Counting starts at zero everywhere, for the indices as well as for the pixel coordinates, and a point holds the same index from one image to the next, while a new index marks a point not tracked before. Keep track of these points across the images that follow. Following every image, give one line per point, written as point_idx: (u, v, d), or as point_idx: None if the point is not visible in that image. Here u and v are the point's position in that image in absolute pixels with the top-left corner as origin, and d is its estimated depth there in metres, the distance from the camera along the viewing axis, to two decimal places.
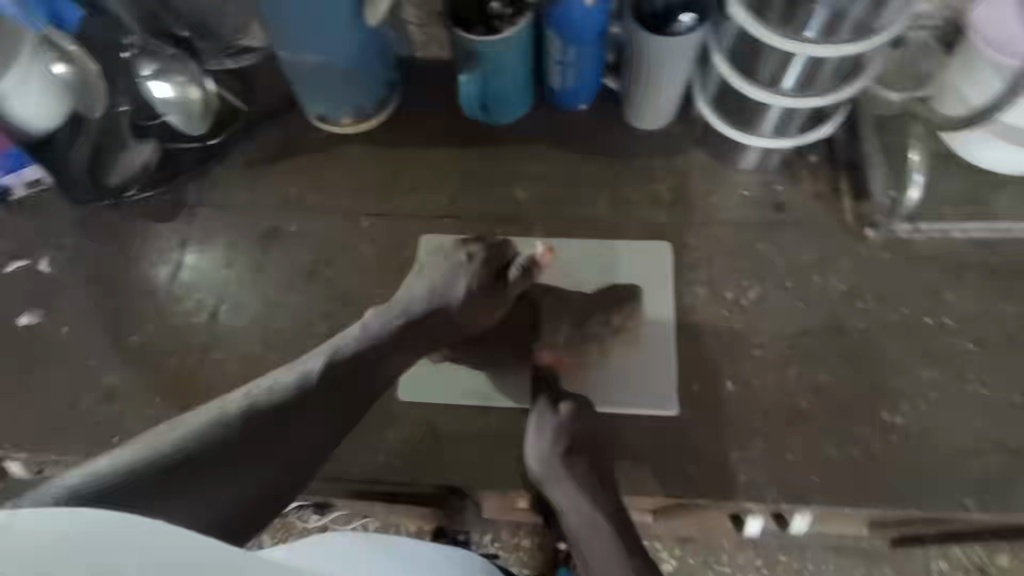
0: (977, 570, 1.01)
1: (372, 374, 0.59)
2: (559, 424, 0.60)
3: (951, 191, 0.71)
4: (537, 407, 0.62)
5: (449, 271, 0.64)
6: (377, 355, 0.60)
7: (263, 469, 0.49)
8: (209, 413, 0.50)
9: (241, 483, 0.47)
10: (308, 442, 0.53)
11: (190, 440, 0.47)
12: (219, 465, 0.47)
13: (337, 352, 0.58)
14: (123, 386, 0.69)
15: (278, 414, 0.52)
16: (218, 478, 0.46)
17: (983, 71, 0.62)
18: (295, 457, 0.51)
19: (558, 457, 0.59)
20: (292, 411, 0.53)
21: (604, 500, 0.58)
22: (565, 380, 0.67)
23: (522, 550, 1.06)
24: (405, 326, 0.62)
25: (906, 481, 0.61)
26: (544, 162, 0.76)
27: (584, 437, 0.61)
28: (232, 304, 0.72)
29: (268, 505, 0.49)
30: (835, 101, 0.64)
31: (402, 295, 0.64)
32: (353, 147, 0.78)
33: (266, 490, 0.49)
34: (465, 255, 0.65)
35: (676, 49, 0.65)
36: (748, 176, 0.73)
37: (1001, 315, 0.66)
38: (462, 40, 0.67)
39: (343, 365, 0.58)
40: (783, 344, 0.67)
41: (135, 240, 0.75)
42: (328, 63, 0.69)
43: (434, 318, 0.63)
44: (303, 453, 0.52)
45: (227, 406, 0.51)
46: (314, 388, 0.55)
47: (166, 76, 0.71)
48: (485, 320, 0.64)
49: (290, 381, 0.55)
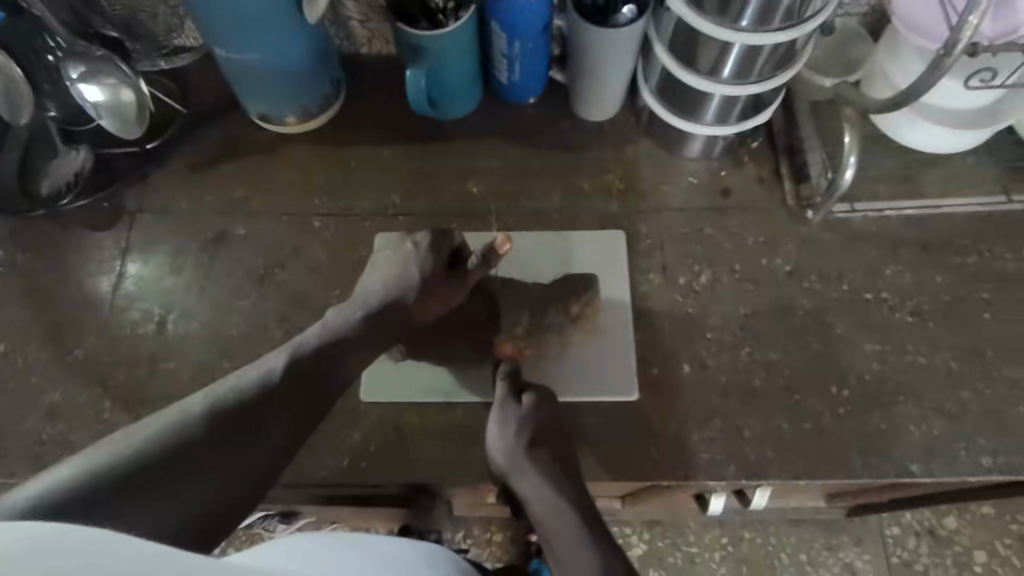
0: (927, 533, 1.06)
1: (334, 369, 0.58)
2: (523, 415, 0.61)
3: (885, 171, 0.74)
4: (500, 400, 0.62)
5: (404, 263, 0.64)
6: (337, 352, 0.58)
7: (220, 474, 0.47)
8: (172, 414, 0.49)
9: (196, 490, 0.46)
10: (273, 443, 0.51)
11: (149, 445, 0.46)
12: (179, 471, 0.46)
13: (299, 348, 0.57)
14: (68, 403, 0.66)
15: (241, 413, 0.51)
16: (176, 486, 0.46)
17: (908, 56, 0.67)
18: (259, 459, 0.50)
19: (522, 448, 0.59)
20: (255, 410, 0.51)
21: (569, 489, 0.59)
22: (526, 371, 0.67)
23: (495, 545, 1.06)
24: (363, 321, 0.61)
25: (855, 451, 0.63)
26: (495, 156, 0.76)
27: (548, 427, 0.61)
28: (180, 313, 0.70)
29: (228, 511, 0.47)
30: (772, 87, 0.66)
31: (361, 293, 0.64)
32: (301, 146, 0.77)
33: (226, 495, 0.47)
34: (414, 245, 0.65)
35: (618, 41, 0.66)
36: (695, 164, 0.75)
37: (935, 287, 0.70)
38: (404, 35, 0.66)
39: (307, 361, 0.56)
40: (735, 325, 0.69)
41: (73, 250, 0.72)
42: (268, 61, 0.68)
43: (391, 312, 0.62)
44: (268, 453, 0.50)
45: (187, 408, 0.49)
46: (277, 386, 0.54)
47: (94, 78, 0.65)
48: (441, 307, 0.65)
49: (252, 380, 0.53)
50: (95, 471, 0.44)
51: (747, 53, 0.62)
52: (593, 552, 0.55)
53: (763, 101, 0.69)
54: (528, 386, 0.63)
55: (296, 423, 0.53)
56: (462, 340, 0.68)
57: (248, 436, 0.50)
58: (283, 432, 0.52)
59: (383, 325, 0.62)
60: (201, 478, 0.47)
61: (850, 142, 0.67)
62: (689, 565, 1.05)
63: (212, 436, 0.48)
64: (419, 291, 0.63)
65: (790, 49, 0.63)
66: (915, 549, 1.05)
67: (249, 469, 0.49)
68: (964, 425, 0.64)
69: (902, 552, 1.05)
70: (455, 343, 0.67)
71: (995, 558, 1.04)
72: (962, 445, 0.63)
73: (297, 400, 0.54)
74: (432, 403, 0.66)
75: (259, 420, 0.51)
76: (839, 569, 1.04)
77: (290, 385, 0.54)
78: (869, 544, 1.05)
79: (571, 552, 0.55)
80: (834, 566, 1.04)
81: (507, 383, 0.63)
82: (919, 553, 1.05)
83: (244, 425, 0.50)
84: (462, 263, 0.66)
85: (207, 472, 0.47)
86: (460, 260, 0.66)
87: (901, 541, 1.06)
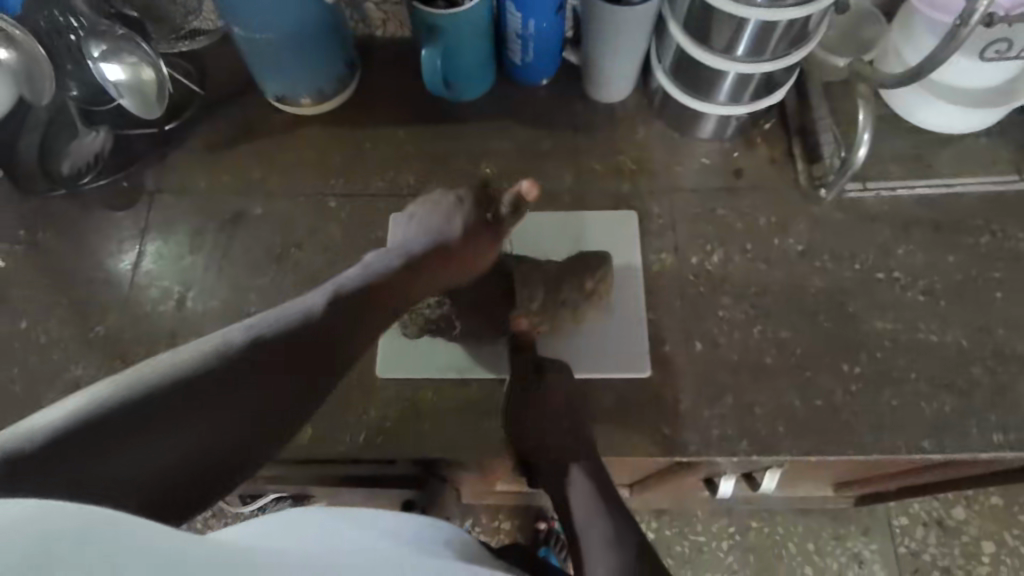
0: (935, 523, 1.06)
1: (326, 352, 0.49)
2: (539, 393, 0.64)
3: (897, 152, 0.74)
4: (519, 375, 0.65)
5: (444, 227, 0.61)
6: (336, 330, 0.50)
7: (200, 447, 0.41)
8: (170, 362, 0.42)
9: (173, 462, 0.40)
10: (256, 420, 0.44)
11: (108, 411, 0.39)
12: (147, 440, 0.39)
13: (288, 322, 0.49)
14: (90, 378, 0.67)
15: (212, 383, 0.43)
16: (155, 456, 0.39)
17: (921, 33, 0.67)
18: (231, 441, 0.43)
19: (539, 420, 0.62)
20: (226, 385, 0.43)
21: (583, 459, 0.62)
22: (541, 347, 0.69)
23: (503, 533, 1.07)
24: (384, 282, 0.56)
25: (867, 428, 0.64)
26: (507, 137, 0.77)
27: (559, 402, 0.64)
28: (199, 290, 0.71)
29: (200, 484, 0.42)
30: (786, 65, 0.66)
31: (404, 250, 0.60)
32: (315, 127, 0.78)
33: (200, 465, 0.41)
34: (450, 200, 0.63)
35: (632, 20, 0.67)
36: (707, 146, 0.76)
37: (947, 267, 0.70)
38: (420, 14, 0.67)
39: (296, 335, 0.48)
40: (746, 304, 0.69)
41: (93, 229, 0.73)
42: (284, 41, 0.68)
43: (426, 269, 0.59)
44: (247, 427, 0.43)
45: (188, 360, 0.43)
46: (241, 369, 0.44)
47: (116, 56, 0.65)
48: (486, 254, 0.63)
49: (218, 351, 0.44)
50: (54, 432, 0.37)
51: (762, 31, 0.62)
52: (609, 520, 0.58)
53: (776, 82, 0.69)
54: (543, 369, 0.65)
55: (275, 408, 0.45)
56: (476, 313, 0.67)
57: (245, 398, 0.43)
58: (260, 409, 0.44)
59: (415, 287, 0.59)
60: (172, 445, 0.40)
61: (864, 119, 0.66)
62: (697, 554, 1.06)
63: (200, 398, 0.42)
64: (460, 240, 0.61)
65: (805, 27, 0.63)
66: (923, 539, 1.05)
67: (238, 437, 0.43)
68: (975, 402, 0.64)
69: (911, 542, 1.05)
70: (466, 321, 0.67)
71: (1004, 548, 1.04)
72: (974, 422, 0.64)
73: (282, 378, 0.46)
74: (445, 378, 0.67)
75: (234, 391, 0.43)
76: (847, 558, 1.05)
77: (270, 355, 0.46)
78: (878, 534, 1.06)
79: (587, 521, 0.59)
80: (841, 555, 1.05)
81: (527, 361, 0.66)
82: (927, 543, 1.05)
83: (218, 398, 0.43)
84: (503, 231, 0.63)
85: (169, 439, 0.40)
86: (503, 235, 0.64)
87: (909, 531, 1.06)
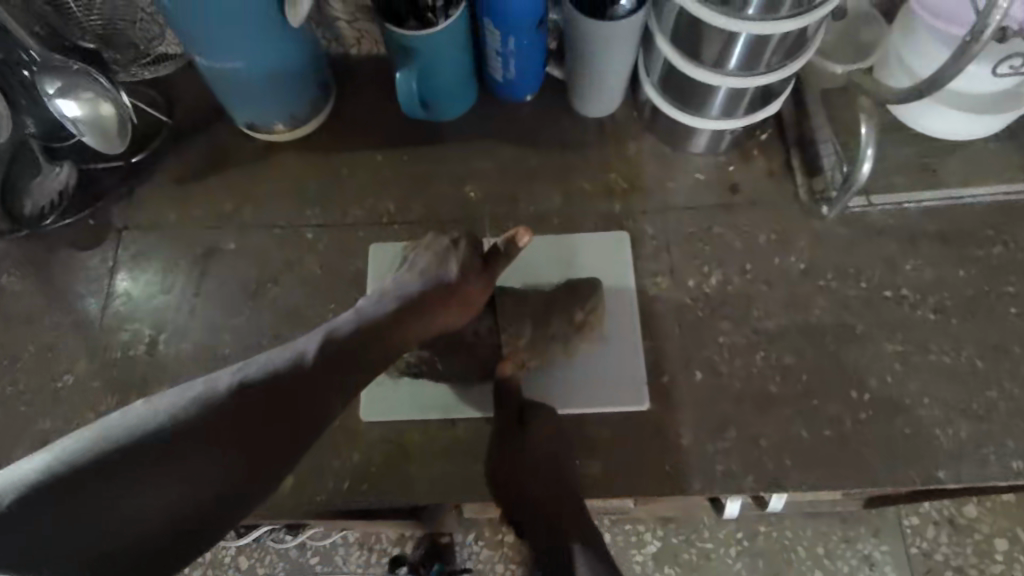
0: (947, 522, 1.02)
1: (310, 400, 0.48)
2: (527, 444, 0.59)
3: (903, 160, 0.71)
4: (504, 416, 0.61)
5: (437, 267, 0.59)
6: (322, 380, 0.49)
7: (170, 501, 0.41)
8: (139, 415, 0.43)
9: (141, 516, 0.40)
10: (226, 469, 0.43)
11: (70, 466, 0.39)
12: (110, 497, 0.39)
13: (268, 371, 0.48)
14: (60, 432, 0.64)
15: (187, 436, 0.43)
16: (119, 511, 0.39)
17: (926, 43, 0.63)
18: (202, 492, 0.42)
19: (529, 466, 0.58)
20: (199, 438, 0.43)
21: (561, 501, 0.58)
22: (529, 390, 0.65)
23: (507, 547, 1.00)
24: (375, 327, 0.54)
25: (879, 458, 0.60)
26: (491, 157, 0.73)
27: (549, 449, 0.60)
28: (171, 331, 0.67)
29: (173, 540, 0.41)
30: (782, 77, 0.62)
31: (396, 291, 0.58)
32: (290, 154, 0.74)
33: (170, 519, 0.40)
34: (436, 243, 0.61)
35: (618, 35, 0.63)
36: (701, 160, 0.72)
37: (957, 282, 0.66)
38: (392, 35, 0.63)
39: (276, 384, 0.47)
40: (748, 328, 0.66)
41: (60, 270, 0.70)
42: (250, 69, 0.64)
43: (419, 312, 0.56)
44: (217, 478, 0.43)
45: (156, 412, 0.43)
46: (218, 421, 0.44)
47: (71, 93, 0.62)
48: (478, 299, 0.60)
49: (195, 403, 0.44)
50: (17, 490, 0.38)
51: (755, 43, 0.59)
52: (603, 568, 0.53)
53: (773, 92, 0.65)
54: (528, 417, 0.61)
55: (254, 462, 0.45)
56: (467, 349, 0.63)
57: (215, 451, 0.43)
58: (235, 463, 0.44)
59: (411, 328, 0.56)
60: (142, 501, 0.40)
61: (867, 133, 0.62)
62: (704, 562, 1.02)
63: (165, 451, 0.41)
64: (455, 282, 0.58)
65: (801, 36, 0.59)
66: (935, 539, 1.01)
67: (208, 490, 0.42)
68: (992, 426, 0.61)
69: (922, 542, 1.01)
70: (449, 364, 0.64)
71: (1018, 546, 1.00)
72: (991, 447, 0.60)
73: (257, 433, 0.45)
74: (436, 419, 0.63)
75: (209, 444, 0.43)
76: (857, 561, 1.01)
77: (250, 405, 0.46)
78: (888, 536, 1.01)
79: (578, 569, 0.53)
80: (852, 558, 1.01)
81: (512, 403, 0.61)
82: (939, 543, 1.01)
83: (192, 451, 0.42)
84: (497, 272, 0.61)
85: (137, 495, 0.40)
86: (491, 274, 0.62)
87: (920, 531, 1.01)
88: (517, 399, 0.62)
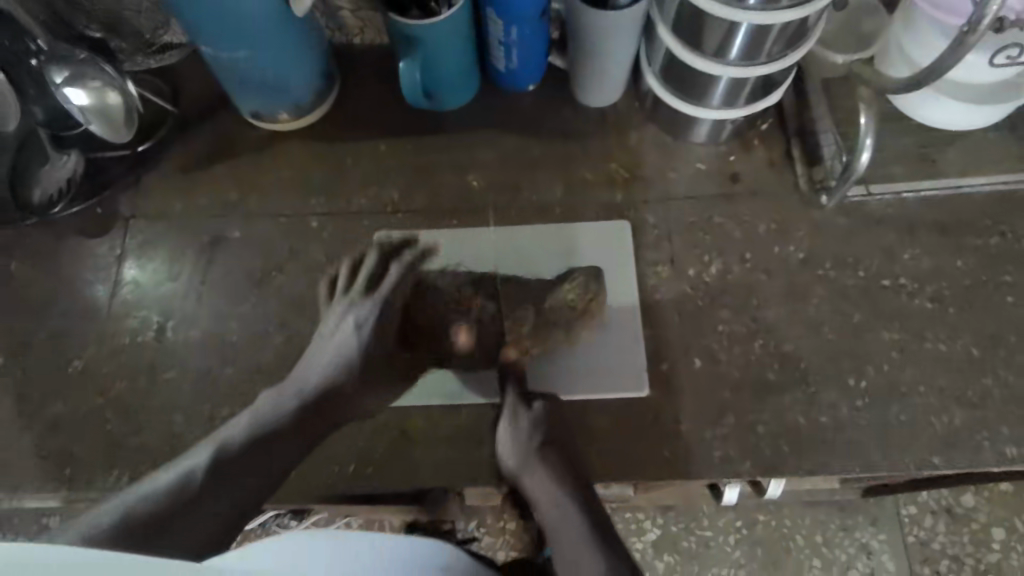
0: (944, 511, 1.03)
1: (272, 454, 0.54)
2: (537, 422, 0.60)
3: (903, 151, 0.71)
4: (510, 403, 0.62)
5: (348, 336, 0.62)
6: (312, 408, 0.59)
7: (225, 501, 0.49)
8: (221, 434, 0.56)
9: (211, 514, 0.47)
10: (258, 476, 0.52)
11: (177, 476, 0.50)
12: (184, 510, 0.47)
13: (269, 418, 0.57)
14: (69, 416, 0.65)
15: (172, 505, 0.47)
16: (192, 517, 0.47)
17: (927, 33, 0.64)
18: (248, 491, 0.51)
19: (535, 445, 0.59)
20: (186, 503, 0.47)
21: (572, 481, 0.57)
22: (533, 378, 0.65)
23: (508, 533, 1.02)
24: (305, 398, 0.59)
25: (875, 445, 0.61)
26: (493, 147, 0.74)
27: (559, 430, 0.61)
28: (179, 318, 0.68)
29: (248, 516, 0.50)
30: (783, 67, 0.63)
31: (309, 368, 0.62)
32: (294, 144, 0.75)
33: (230, 515, 0.48)
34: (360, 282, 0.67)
35: (620, 25, 0.63)
36: (702, 149, 0.73)
37: (955, 271, 0.67)
38: (396, 25, 0.64)
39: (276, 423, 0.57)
40: (747, 316, 0.66)
41: (69, 258, 0.71)
42: (255, 59, 0.65)
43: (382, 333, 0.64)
44: (256, 481, 0.52)
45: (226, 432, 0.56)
46: (200, 486, 0.49)
47: (79, 82, 0.62)
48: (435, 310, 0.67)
49: (168, 485, 0.49)
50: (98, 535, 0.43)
51: (755, 34, 0.59)
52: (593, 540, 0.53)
53: (774, 82, 0.66)
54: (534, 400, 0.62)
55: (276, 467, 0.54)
56: (472, 336, 0.66)
57: (247, 459, 0.53)
58: (265, 470, 0.53)
59: (348, 391, 0.61)
60: (210, 507, 0.48)
61: (866, 122, 0.63)
62: (704, 549, 1.03)
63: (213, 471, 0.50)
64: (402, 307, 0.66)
65: (802, 27, 0.59)
66: (932, 528, 1.02)
67: (255, 488, 0.51)
68: (986, 413, 0.62)
69: (919, 531, 1.02)
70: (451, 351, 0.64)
71: (1015, 535, 1.01)
72: (985, 434, 0.61)
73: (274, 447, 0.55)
74: (443, 403, 0.65)
75: (242, 460, 0.53)
76: (855, 549, 1.02)
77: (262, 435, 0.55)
78: (886, 524, 1.03)
79: (560, 535, 0.54)
80: (849, 547, 1.02)
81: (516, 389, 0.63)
82: (936, 531, 1.02)
83: (182, 514, 0.47)
84: (420, 310, 0.65)
85: (202, 506, 0.48)
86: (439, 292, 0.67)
87: (917, 520, 1.03)
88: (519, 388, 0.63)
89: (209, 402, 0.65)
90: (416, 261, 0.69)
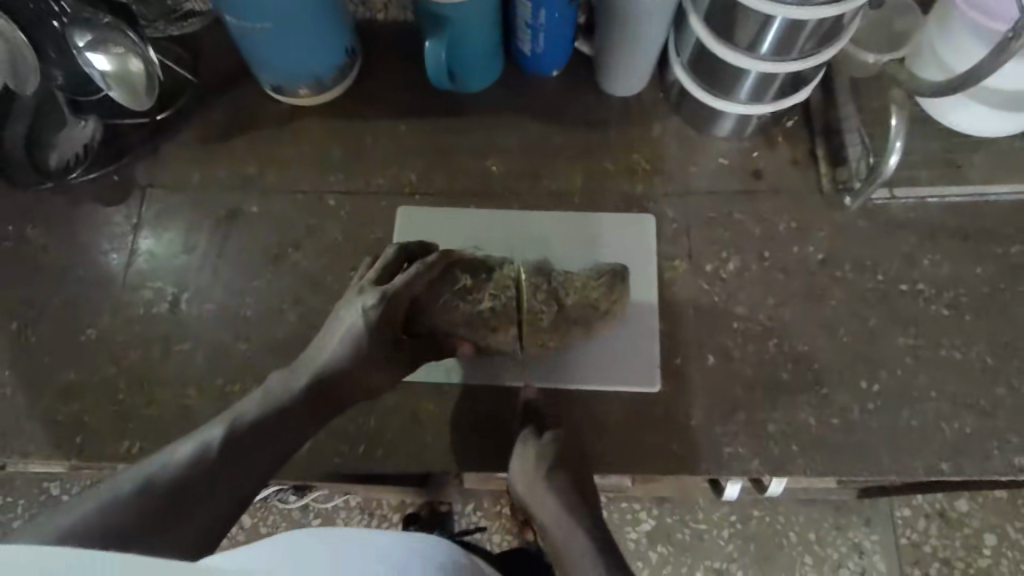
0: (937, 515, 1.03)
1: (282, 432, 0.53)
2: (546, 454, 0.59)
3: (928, 154, 0.71)
4: (523, 434, 0.60)
5: (355, 329, 0.58)
6: (325, 399, 0.57)
7: (233, 487, 0.48)
8: (229, 414, 0.53)
9: (212, 503, 0.47)
10: (265, 458, 0.51)
11: (176, 464, 0.47)
12: (189, 495, 0.46)
13: (282, 400, 0.55)
14: (83, 383, 0.65)
15: (188, 480, 0.47)
16: (198, 504, 0.46)
17: (962, 37, 0.63)
18: (254, 476, 0.50)
19: (543, 477, 0.58)
20: (201, 480, 0.47)
21: (583, 515, 0.58)
22: (537, 373, 0.65)
23: (505, 518, 1.02)
24: (314, 381, 0.57)
25: (884, 449, 0.62)
26: (515, 132, 0.73)
27: (571, 456, 0.60)
28: (193, 292, 0.68)
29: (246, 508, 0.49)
30: (815, 63, 0.62)
31: (318, 353, 0.58)
32: (314, 120, 0.74)
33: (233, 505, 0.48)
34: (382, 257, 0.62)
35: (651, 13, 0.63)
36: (725, 144, 0.72)
37: (974, 279, 0.67)
38: (424, 3, 0.62)
39: (290, 407, 0.55)
40: (763, 315, 0.66)
41: (85, 225, 0.71)
42: (279, 32, 0.64)
43: (393, 317, 0.59)
44: (265, 462, 0.51)
45: (240, 410, 0.53)
46: (214, 461, 0.48)
47: (102, 47, 0.62)
48: (451, 312, 0.63)
49: (185, 456, 0.48)
50: (89, 521, 0.42)
51: (789, 29, 0.58)
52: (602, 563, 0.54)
53: (804, 79, 0.65)
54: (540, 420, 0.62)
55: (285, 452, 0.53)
56: (483, 328, 0.64)
57: (256, 444, 0.51)
58: (273, 457, 0.52)
59: (356, 378, 0.58)
60: (215, 496, 0.47)
61: (897, 125, 0.63)
62: (697, 542, 1.04)
63: (224, 454, 0.49)
64: (426, 292, 0.62)
65: (837, 24, 0.58)
66: (925, 531, 1.03)
67: (259, 469, 0.50)
68: (997, 422, 0.62)
69: (912, 533, 1.03)
70: (464, 334, 0.64)
71: (1006, 541, 1.02)
72: (994, 443, 0.61)
73: (283, 432, 0.53)
74: (466, 382, 0.65)
75: (252, 444, 0.51)
76: (847, 548, 1.02)
77: (274, 418, 0.53)
78: (879, 525, 1.03)
79: (571, 552, 0.55)
80: (842, 545, 1.03)
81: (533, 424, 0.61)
82: (929, 534, 1.03)
83: (199, 495, 0.46)
84: (426, 307, 0.62)
85: (209, 491, 0.47)
86: (454, 281, 0.64)
87: (911, 522, 1.03)
88: (535, 422, 0.62)
89: (221, 376, 0.65)
90: (436, 262, 0.61)
